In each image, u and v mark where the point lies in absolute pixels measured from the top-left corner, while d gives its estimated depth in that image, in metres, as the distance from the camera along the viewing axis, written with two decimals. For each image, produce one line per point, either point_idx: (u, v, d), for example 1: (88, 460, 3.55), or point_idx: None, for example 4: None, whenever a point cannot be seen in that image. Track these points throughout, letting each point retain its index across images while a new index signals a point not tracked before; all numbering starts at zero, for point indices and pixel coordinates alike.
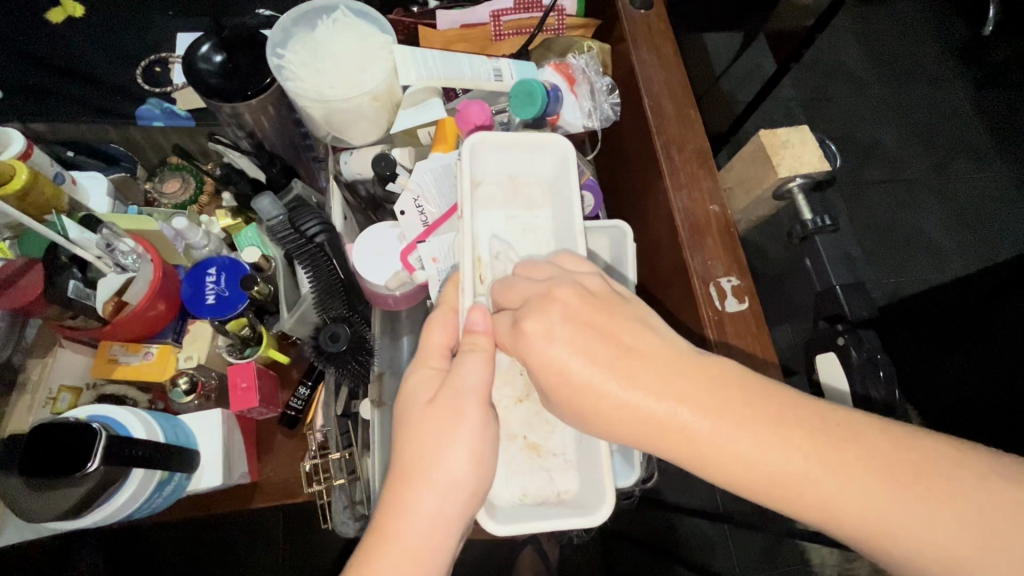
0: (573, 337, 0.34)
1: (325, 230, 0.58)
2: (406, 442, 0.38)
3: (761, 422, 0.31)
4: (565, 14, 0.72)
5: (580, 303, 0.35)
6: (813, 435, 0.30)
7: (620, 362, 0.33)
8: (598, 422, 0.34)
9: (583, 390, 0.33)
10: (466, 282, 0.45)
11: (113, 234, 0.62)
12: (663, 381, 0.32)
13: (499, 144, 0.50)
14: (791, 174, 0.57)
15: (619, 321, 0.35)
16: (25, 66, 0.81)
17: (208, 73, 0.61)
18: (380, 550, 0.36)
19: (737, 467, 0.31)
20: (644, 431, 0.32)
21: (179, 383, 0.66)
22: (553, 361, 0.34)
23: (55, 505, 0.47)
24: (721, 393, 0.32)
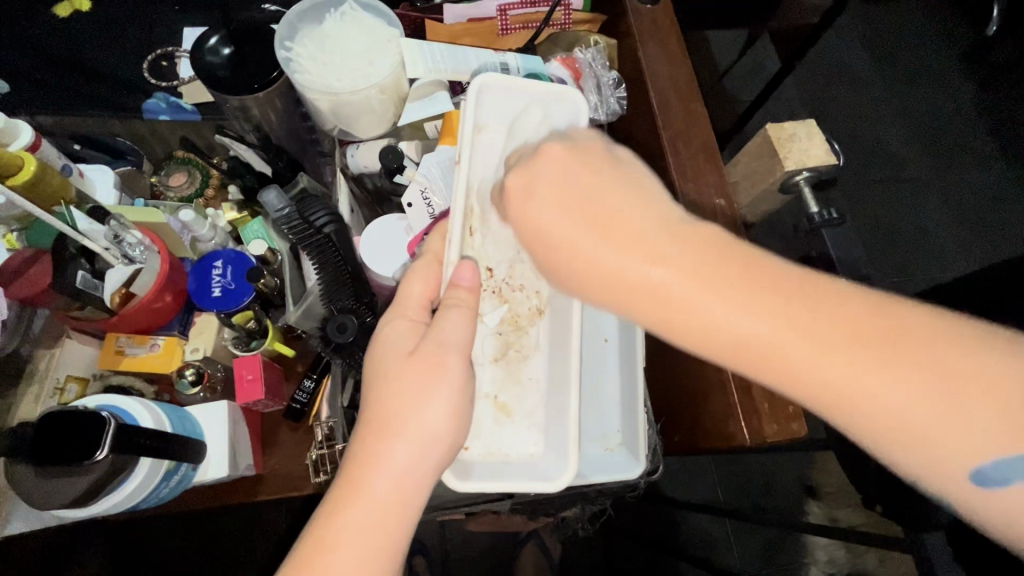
0: (551, 194, 0.37)
1: (333, 222, 0.59)
2: (385, 393, 0.40)
3: (718, 278, 0.33)
4: (571, 9, 0.72)
5: (563, 162, 0.38)
6: (769, 294, 0.32)
7: (594, 222, 0.36)
8: (568, 279, 0.37)
9: (557, 246, 0.37)
10: (454, 231, 0.45)
11: (121, 226, 0.62)
12: (635, 244, 0.35)
13: (505, 86, 0.50)
14: (798, 167, 0.58)
15: (602, 180, 0.37)
16: (33, 60, 0.82)
17: (217, 65, 0.62)
18: (351, 499, 0.37)
19: (706, 328, 0.33)
20: (612, 285, 0.35)
21: (185, 374, 0.66)
22: (535, 218, 0.37)
23: (66, 493, 0.48)
24: (690, 250, 0.34)
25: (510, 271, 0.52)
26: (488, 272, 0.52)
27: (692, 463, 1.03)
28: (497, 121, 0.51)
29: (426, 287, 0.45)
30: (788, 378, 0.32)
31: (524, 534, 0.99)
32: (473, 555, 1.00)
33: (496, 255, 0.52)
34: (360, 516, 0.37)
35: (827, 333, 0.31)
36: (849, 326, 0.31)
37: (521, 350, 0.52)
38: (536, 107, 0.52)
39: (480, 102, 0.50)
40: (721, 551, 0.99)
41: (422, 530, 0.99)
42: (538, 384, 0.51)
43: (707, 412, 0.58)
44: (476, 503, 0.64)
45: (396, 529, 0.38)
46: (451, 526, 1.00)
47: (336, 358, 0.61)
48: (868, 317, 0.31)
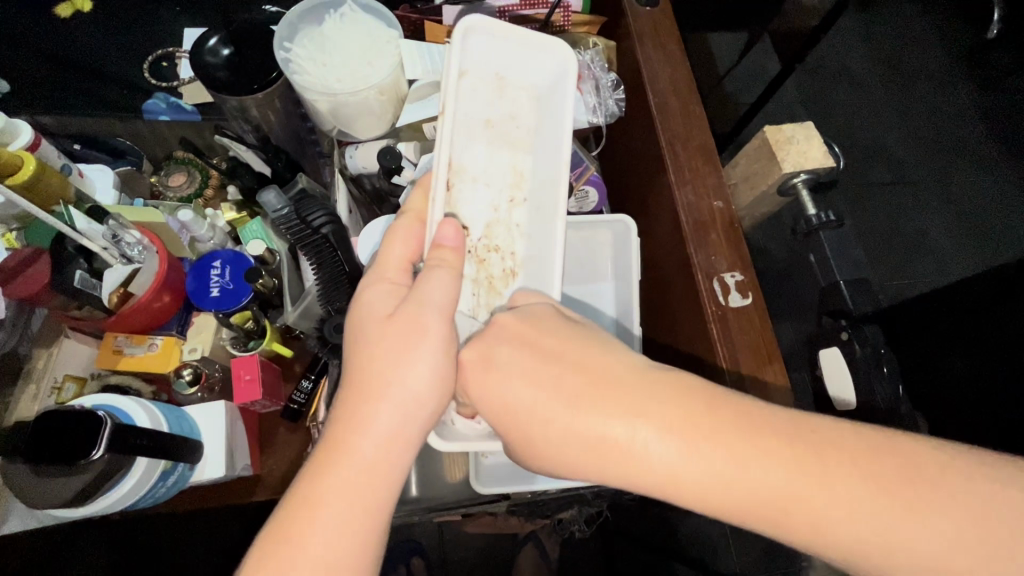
0: (512, 360, 0.38)
1: (331, 222, 0.58)
2: (367, 356, 0.39)
3: (697, 448, 0.33)
4: (570, 10, 0.71)
5: (517, 329, 0.39)
6: (747, 453, 0.33)
7: (563, 399, 0.36)
8: (549, 449, 0.37)
9: (528, 420, 0.37)
10: (437, 190, 0.44)
11: (119, 226, 0.63)
12: (614, 412, 0.35)
13: (491, 32, 0.48)
14: (796, 169, 0.58)
15: (555, 345, 0.38)
16: (34, 60, 0.82)
17: (215, 65, 0.62)
18: (336, 459, 0.37)
19: (719, 486, 0.33)
20: (607, 457, 0.35)
21: (183, 374, 0.67)
22: (501, 395, 0.37)
23: (59, 493, 0.48)
24: (661, 416, 0.34)
25: (488, 231, 0.50)
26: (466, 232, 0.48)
27: None
28: (478, 69, 0.48)
29: (407, 248, 0.44)
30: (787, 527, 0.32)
31: (522, 534, 0.99)
32: (471, 556, 1.01)
33: (473, 214, 0.49)
34: (344, 474, 0.37)
35: (839, 480, 0.31)
36: (838, 459, 0.32)
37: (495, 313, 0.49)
38: (521, 58, 0.50)
39: (467, 46, 0.47)
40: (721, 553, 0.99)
41: (421, 531, 1.00)
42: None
43: None
44: (473, 504, 0.64)
45: (381, 490, 0.38)
46: (450, 528, 1.00)
47: (335, 358, 0.61)
48: (821, 444, 0.32)
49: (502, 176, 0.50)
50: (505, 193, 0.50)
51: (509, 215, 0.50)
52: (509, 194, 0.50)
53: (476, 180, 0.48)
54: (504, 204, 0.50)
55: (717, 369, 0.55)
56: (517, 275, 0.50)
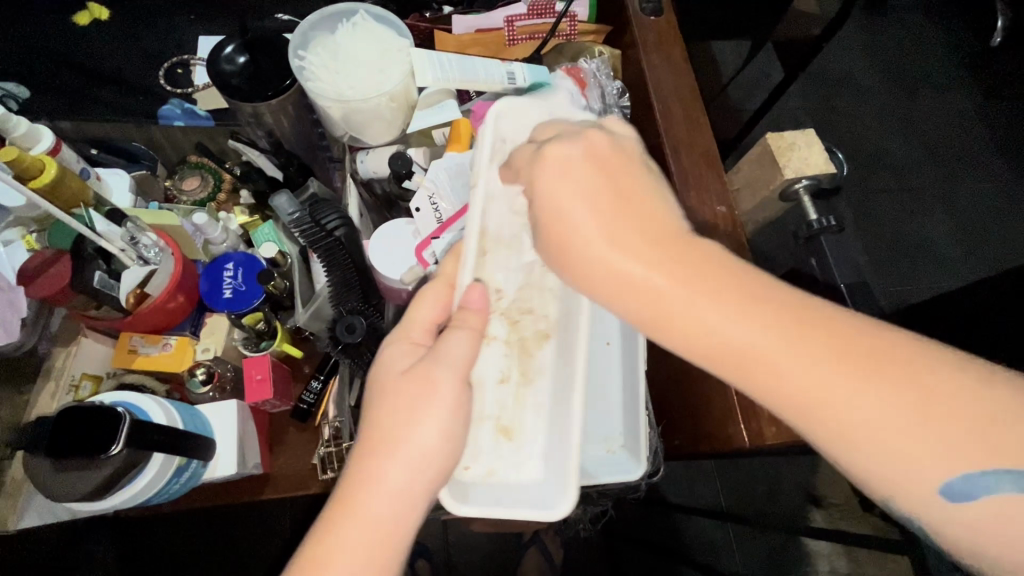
0: (586, 186, 0.38)
1: (344, 224, 0.60)
2: (380, 414, 0.41)
3: (714, 273, 0.35)
4: (576, 20, 0.73)
5: (593, 159, 0.39)
6: (749, 294, 0.34)
7: (605, 221, 0.37)
8: (573, 267, 0.38)
9: (572, 238, 0.37)
10: (468, 259, 0.47)
11: (137, 228, 0.65)
12: (653, 253, 0.36)
13: (515, 115, 0.54)
14: (797, 175, 0.59)
15: (631, 183, 0.39)
16: (55, 68, 0.85)
17: (230, 73, 0.64)
18: (345, 518, 0.38)
19: (743, 354, 0.33)
20: (641, 287, 0.35)
21: (196, 373, 0.68)
22: (552, 201, 0.38)
23: (78, 487, 0.49)
24: (690, 259, 0.35)
25: (520, 294, 0.55)
26: (498, 294, 0.53)
27: (693, 469, 1.05)
28: (508, 147, 0.54)
29: (433, 312, 0.46)
30: (733, 362, 0.34)
31: (526, 537, 1.00)
32: (476, 559, 1.01)
33: (506, 278, 0.54)
34: (353, 533, 0.38)
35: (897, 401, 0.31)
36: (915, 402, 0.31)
37: (528, 373, 0.54)
38: None
39: (497, 127, 0.52)
40: (723, 557, 1.00)
41: (426, 533, 1.01)
42: (541, 405, 0.53)
43: (709, 416, 0.58)
44: None
45: (389, 553, 0.39)
46: (455, 528, 1.02)
47: (345, 359, 0.61)
48: (798, 310, 0.33)
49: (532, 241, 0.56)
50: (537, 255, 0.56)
51: (542, 278, 0.55)
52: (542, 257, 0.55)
53: (511, 246, 0.53)
54: (537, 268, 0.55)
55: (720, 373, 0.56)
56: (550, 335, 0.55)
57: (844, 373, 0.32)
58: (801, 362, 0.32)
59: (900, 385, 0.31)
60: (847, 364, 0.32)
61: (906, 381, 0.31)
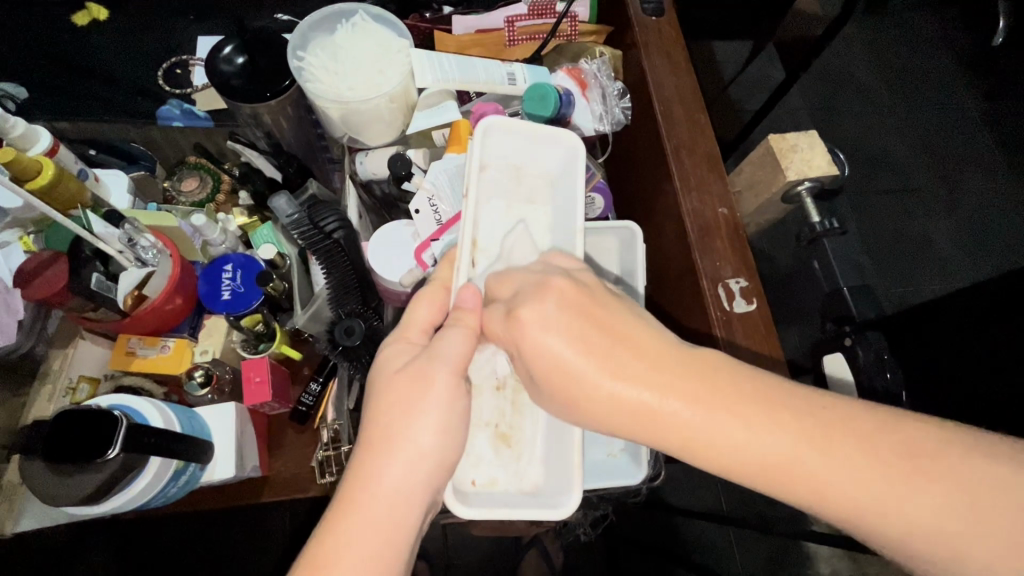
0: (566, 328, 0.38)
1: (342, 227, 0.60)
2: (378, 412, 0.41)
3: (716, 392, 0.35)
4: (577, 21, 0.73)
5: (572, 296, 0.39)
6: (749, 402, 0.35)
7: (594, 360, 0.37)
8: (581, 407, 0.38)
9: (573, 376, 0.37)
10: (461, 262, 0.48)
11: (134, 230, 0.64)
12: (648, 376, 0.36)
13: (507, 127, 0.54)
14: (799, 178, 0.59)
15: (609, 312, 0.39)
16: (53, 68, 0.84)
17: (230, 73, 0.63)
18: (348, 517, 0.38)
19: (737, 450, 0.34)
20: (636, 420, 0.36)
21: (194, 375, 0.68)
22: (537, 344, 0.38)
23: (74, 491, 0.49)
24: (692, 381, 0.35)
25: None
26: None
27: (695, 473, 1.04)
28: (498, 161, 0.55)
29: (431, 312, 0.46)
30: (774, 480, 0.34)
31: (526, 540, 1.00)
32: (475, 561, 1.01)
33: None
34: (357, 532, 0.38)
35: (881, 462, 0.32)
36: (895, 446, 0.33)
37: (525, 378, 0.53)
38: (534, 145, 0.55)
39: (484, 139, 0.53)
40: (724, 561, 0.99)
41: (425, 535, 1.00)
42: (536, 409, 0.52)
43: None
44: None
45: (392, 558, 0.38)
46: (454, 531, 1.01)
47: (344, 361, 0.61)
48: (799, 414, 0.34)
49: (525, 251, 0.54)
50: None
51: None
52: None
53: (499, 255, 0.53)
54: None
55: None
56: None
57: (851, 459, 0.33)
58: (824, 461, 0.33)
59: (876, 447, 0.33)
60: (850, 453, 0.33)
61: (877, 436, 0.33)
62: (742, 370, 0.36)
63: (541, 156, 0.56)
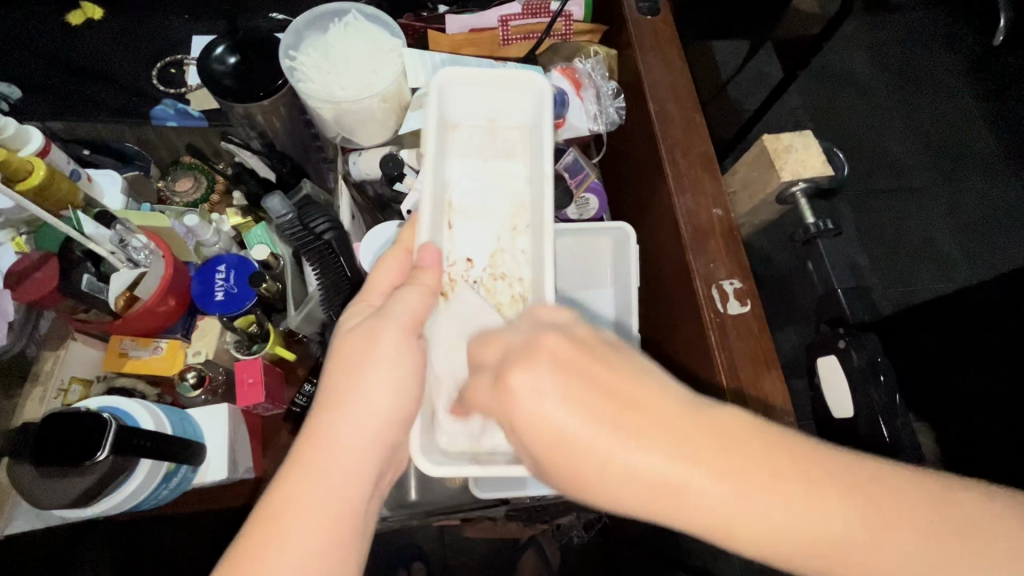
0: (565, 390, 0.31)
1: (333, 228, 0.59)
2: (332, 372, 0.41)
3: (734, 455, 0.29)
4: (572, 19, 0.72)
5: (569, 352, 0.32)
6: (787, 478, 0.29)
7: (604, 428, 0.30)
8: (590, 488, 0.31)
9: (575, 450, 0.30)
10: (423, 222, 0.51)
11: (126, 230, 0.64)
12: (670, 447, 0.29)
13: (468, 80, 0.56)
14: (794, 178, 0.58)
15: (615, 368, 0.32)
16: (47, 67, 0.84)
17: (222, 73, 0.63)
18: (297, 475, 0.38)
19: (781, 538, 0.29)
20: (656, 499, 0.29)
21: (186, 377, 0.66)
22: (533, 412, 0.31)
23: (64, 493, 0.49)
24: (710, 446, 0.29)
25: (493, 260, 0.55)
26: (466, 262, 0.55)
27: None
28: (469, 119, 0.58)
29: (392, 275, 0.47)
30: (799, 552, 0.29)
31: (523, 540, 0.99)
32: (472, 562, 1.01)
33: (475, 247, 0.55)
34: (311, 490, 0.37)
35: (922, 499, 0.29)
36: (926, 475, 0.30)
37: None
38: (499, 99, 0.57)
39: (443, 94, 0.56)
40: None
41: (421, 535, 1.00)
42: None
43: None
44: (470, 509, 0.64)
45: (346, 514, 0.38)
46: (450, 532, 1.01)
47: None
48: (848, 487, 0.29)
49: (504, 209, 0.56)
50: (508, 222, 0.56)
51: (513, 244, 0.55)
52: (511, 224, 0.56)
53: (475, 214, 0.56)
54: (507, 234, 0.56)
55: (715, 380, 0.55)
56: (526, 299, 0.53)
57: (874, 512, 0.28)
58: (872, 541, 0.28)
59: (890, 485, 0.29)
60: (904, 524, 0.28)
61: (898, 487, 0.29)
62: (761, 433, 0.30)
63: (512, 110, 0.58)
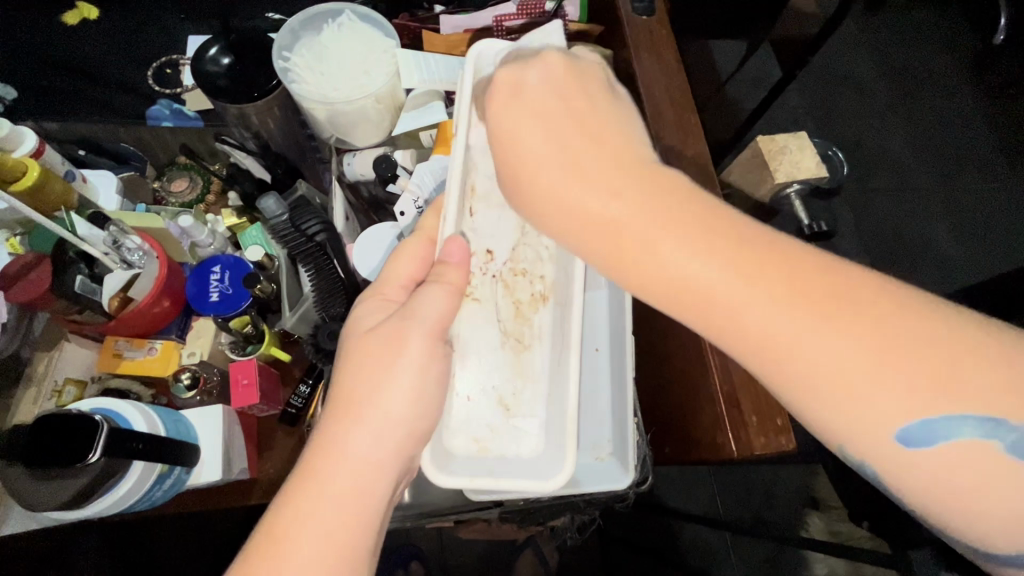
0: (534, 109, 0.37)
1: (324, 230, 0.59)
2: (345, 378, 0.41)
3: (679, 207, 0.32)
4: (567, 20, 0.72)
5: (557, 80, 0.39)
6: (777, 271, 0.30)
7: (559, 136, 0.36)
8: (525, 197, 0.36)
9: (522, 163, 0.36)
10: (448, 213, 0.48)
11: (120, 231, 0.64)
12: (613, 178, 0.33)
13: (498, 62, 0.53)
14: (788, 180, 0.58)
15: (597, 107, 0.37)
16: (43, 68, 0.84)
17: (215, 73, 0.63)
18: (310, 487, 0.37)
19: (735, 318, 0.30)
20: (578, 224, 0.34)
21: (181, 378, 0.67)
22: (503, 116, 0.38)
23: (53, 497, 0.49)
24: (650, 190, 0.33)
25: (513, 255, 0.53)
26: (486, 255, 0.53)
27: (689, 474, 1.04)
28: None
29: (412, 266, 0.46)
30: (791, 354, 0.29)
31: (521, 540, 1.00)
32: (470, 562, 1.01)
33: (497, 238, 0.53)
34: (319, 502, 0.37)
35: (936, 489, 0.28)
36: None
37: (524, 340, 0.52)
38: None
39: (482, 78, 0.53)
40: (719, 561, 0.99)
41: (420, 535, 1.00)
42: (540, 377, 0.52)
43: (698, 426, 0.57)
44: (465, 510, 0.64)
45: (361, 523, 0.38)
46: (448, 532, 1.01)
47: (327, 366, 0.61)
48: (917, 348, 0.27)
49: None
50: None
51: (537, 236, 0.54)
52: None
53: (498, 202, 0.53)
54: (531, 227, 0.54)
55: (709, 383, 0.55)
56: (546, 300, 0.53)
57: (861, 348, 0.28)
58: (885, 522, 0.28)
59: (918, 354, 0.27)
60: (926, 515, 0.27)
61: (953, 381, 0.27)
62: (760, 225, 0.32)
63: None
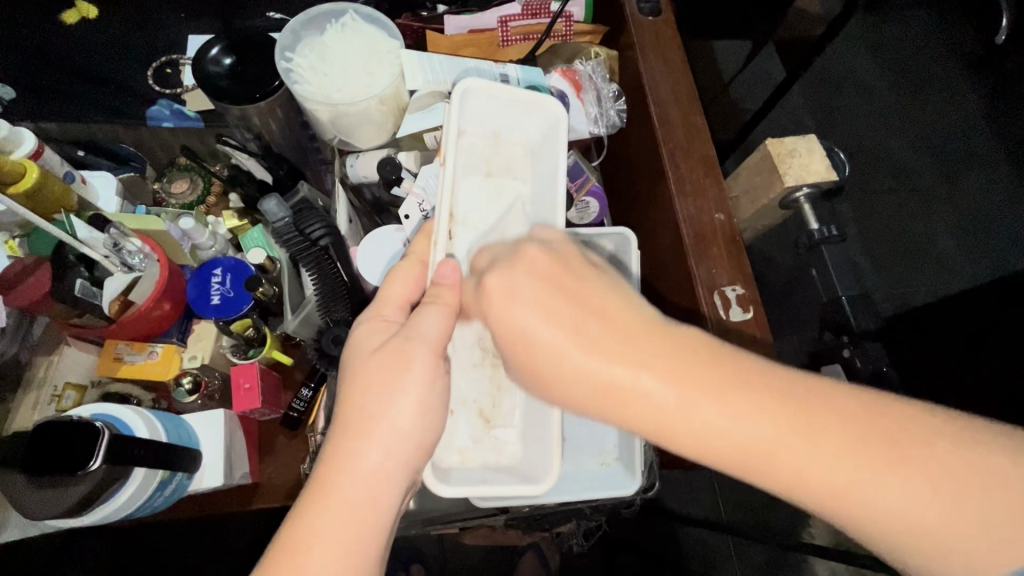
0: (535, 297, 0.35)
1: (329, 233, 0.59)
2: (352, 395, 0.40)
3: (703, 370, 0.32)
4: (572, 20, 0.71)
5: (546, 264, 0.37)
6: (824, 424, 0.31)
7: (567, 325, 0.34)
8: (553, 385, 0.35)
9: (538, 354, 0.35)
10: (438, 236, 0.46)
11: (121, 234, 0.62)
12: (647, 359, 0.33)
13: (490, 92, 0.51)
14: (798, 183, 0.57)
15: (589, 283, 0.36)
16: (40, 68, 0.83)
17: (217, 74, 0.62)
18: (320, 500, 0.37)
19: (798, 478, 0.31)
20: (614, 405, 0.33)
21: (182, 382, 0.66)
22: (512, 316, 0.35)
23: (55, 504, 0.48)
24: (673, 358, 0.32)
25: None
26: None
27: (693, 475, 1.03)
28: (478, 127, 0.52)
29: (405, 288, 0.45)
30: (846, 495, 0.30)
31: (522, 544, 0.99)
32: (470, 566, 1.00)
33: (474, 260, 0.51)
34: (331, 514, 0.37)
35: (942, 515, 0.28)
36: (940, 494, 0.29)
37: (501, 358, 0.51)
38: (516, 113, 0.53)
39: (465, 105, 0.51)
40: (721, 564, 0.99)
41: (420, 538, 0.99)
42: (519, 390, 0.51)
43: None
44: (470, 517, 0.64)
45: (369, 531, 0.37)
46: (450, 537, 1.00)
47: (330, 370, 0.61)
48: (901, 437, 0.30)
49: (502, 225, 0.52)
50: None
51: None
52: None
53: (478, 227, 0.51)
54: None
55: None
56: None
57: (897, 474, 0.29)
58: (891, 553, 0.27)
59: (885, 436, 0.30)
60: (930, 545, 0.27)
61: (947, 461, 0.29)
62: (757, 361, 0.33)
63: (523, 126, 0.54)
